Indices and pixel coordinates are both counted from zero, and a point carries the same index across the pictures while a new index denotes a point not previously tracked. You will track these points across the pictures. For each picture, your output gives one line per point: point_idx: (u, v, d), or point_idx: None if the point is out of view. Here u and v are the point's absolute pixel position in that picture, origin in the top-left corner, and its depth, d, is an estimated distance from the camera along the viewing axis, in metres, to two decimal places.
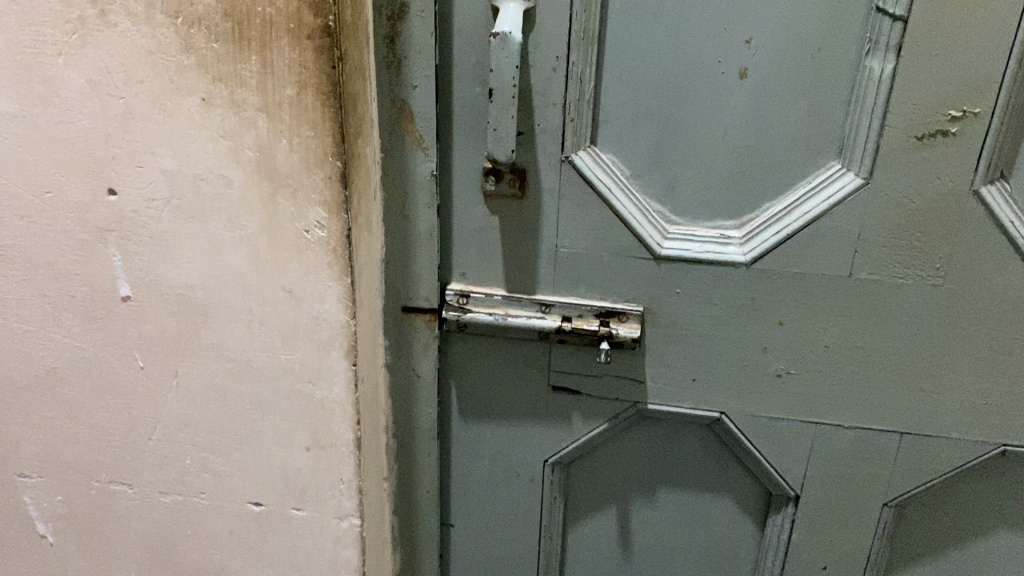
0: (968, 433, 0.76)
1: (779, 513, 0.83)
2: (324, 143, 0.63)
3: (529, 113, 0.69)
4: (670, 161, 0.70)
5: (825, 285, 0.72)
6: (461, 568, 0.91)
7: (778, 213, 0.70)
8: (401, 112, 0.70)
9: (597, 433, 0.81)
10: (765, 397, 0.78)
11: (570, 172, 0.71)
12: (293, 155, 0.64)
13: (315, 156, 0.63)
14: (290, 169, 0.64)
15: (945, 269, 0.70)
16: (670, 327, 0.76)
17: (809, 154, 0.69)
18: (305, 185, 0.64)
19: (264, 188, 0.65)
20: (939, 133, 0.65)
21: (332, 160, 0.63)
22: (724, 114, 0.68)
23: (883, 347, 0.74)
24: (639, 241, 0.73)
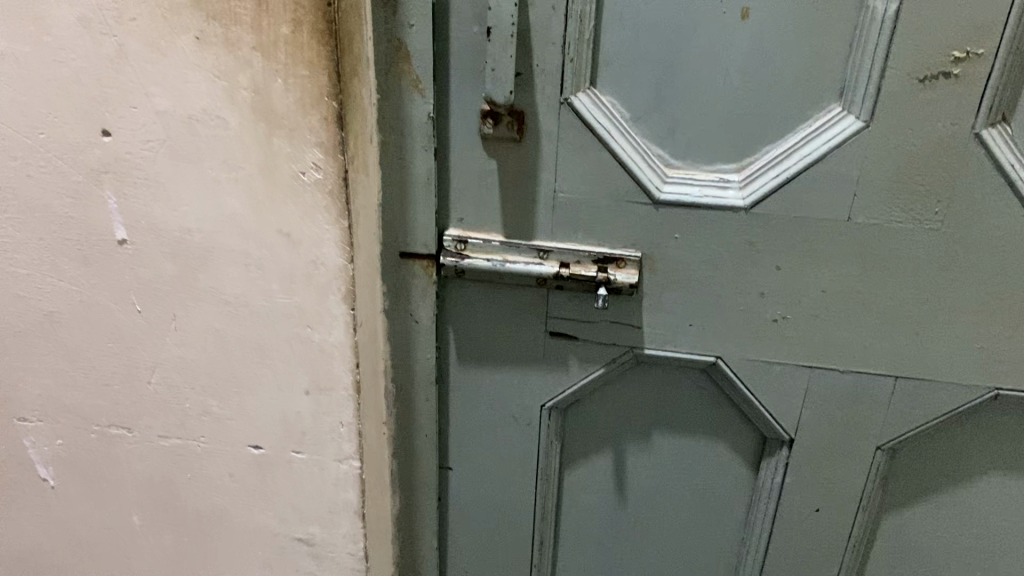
0: (962, 378, 0.77)
1: (773, 457, 0.84)
2: (319, 83, 0.62)
3: (528, 53, 0.68)
4: (670, 103, 0.70)
5: (825, 230, 0.72)
6: (458, 511, 0.92)
7: (778, 156, 0.70)
8: (396, 52, 0.68)
9: (594, 378, 0.82)
10: (763, 342, 0.78)
11: (569, 115, 0.71)
12: (289, 96, 0.63)
13: (311, 96, 0.63)
14: (286, 110, 0.64)
15: (943, 213, 0.70)
16: (668, 272, 0.76)
17: (810, 96, 0.68)
18: (302, 127, 0.64)
19: (259, 129, 0.64)
20: (942, 74, 0.64)
21: (327, 100, 0.63)
22: (724, 55, 0.67)
23: (880, 292, 0.74)
24: (638, 184, 0.72)
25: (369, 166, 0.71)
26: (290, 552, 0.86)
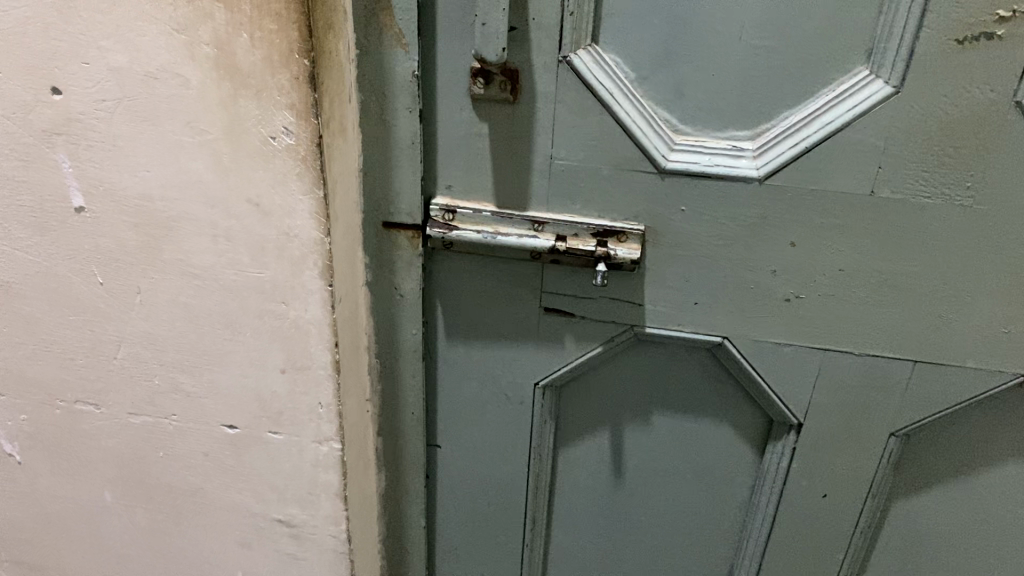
0: (986, 363, 0.71)
1: (780, 440, 0.79)
2: (289, 39, 0.55)
3: (522, 5, 0.62)
4: (680, 63, 0.63)
5: (845, 204, 0.66)
6: (447, 490, 0.87)
7: (798, 122, 0.64)
8: (377, 3, 0.61)
9: (592, 357, 0.77)
10: (773, 322, 0.72)
11: (568, 74, 0.64)
12: (255, 53, 0.56)
13: (280, 53, 0.56)
14: (251, 68, 0.57)
15: (976, 188, 0.63)
16: (673, 246, 0.70)
17: (835, 57, 0.61)
18: (270, 85, 0.57)
19: (223, 89, 0.58)
20: (983, 35, 0.58)
21: (298, 59, 0.56)
22: (740, 10, 0.60)
23: (902, 271, 0.68)
24: (643, 152, 0.66)
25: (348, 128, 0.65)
26: (268, 533, 0.82)
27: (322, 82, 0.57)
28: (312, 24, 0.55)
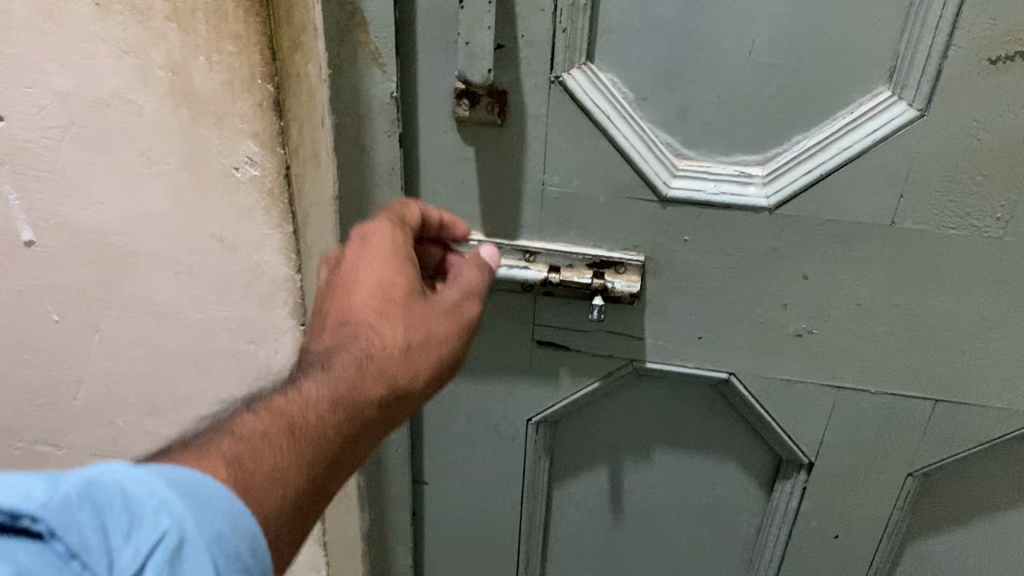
0: (1013, 402, 0.66)
1: (790, 479, 0.74)
2: (250, 63, 0.49)
3: (510, 21, 0.56)
4: (684, 82, 0.58)
5: (864, 235, 0.61)
6: (434, 526, 0.83)
7: (812, 147, 0.58)
8: (351, 18, 0.56)
9: (588, 392, 0.72)
10: (783, 358, 0.67)
11: (561, 95, 0.59)
12: (213, 77, 0.50)
13: (241, 77, 0.50)
14: (211, 93, 0.51)
15: (1007, 219, 0.58)
16: (675, 278, 0.65)
17: (854, 75, 0.56)
18: (231, 113, 0.51)
19: (181, 116, 0.52)
20: (1019, 55, 0.52)
21: (262, 84, 0.50)
22: (751, 26, 0.55)
23: (923, 305, 0.63)
24: (642, 178, 0.61)
25: (322, 156, 0.59)
26: None
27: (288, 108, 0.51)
28: (276, 45, 0.49)
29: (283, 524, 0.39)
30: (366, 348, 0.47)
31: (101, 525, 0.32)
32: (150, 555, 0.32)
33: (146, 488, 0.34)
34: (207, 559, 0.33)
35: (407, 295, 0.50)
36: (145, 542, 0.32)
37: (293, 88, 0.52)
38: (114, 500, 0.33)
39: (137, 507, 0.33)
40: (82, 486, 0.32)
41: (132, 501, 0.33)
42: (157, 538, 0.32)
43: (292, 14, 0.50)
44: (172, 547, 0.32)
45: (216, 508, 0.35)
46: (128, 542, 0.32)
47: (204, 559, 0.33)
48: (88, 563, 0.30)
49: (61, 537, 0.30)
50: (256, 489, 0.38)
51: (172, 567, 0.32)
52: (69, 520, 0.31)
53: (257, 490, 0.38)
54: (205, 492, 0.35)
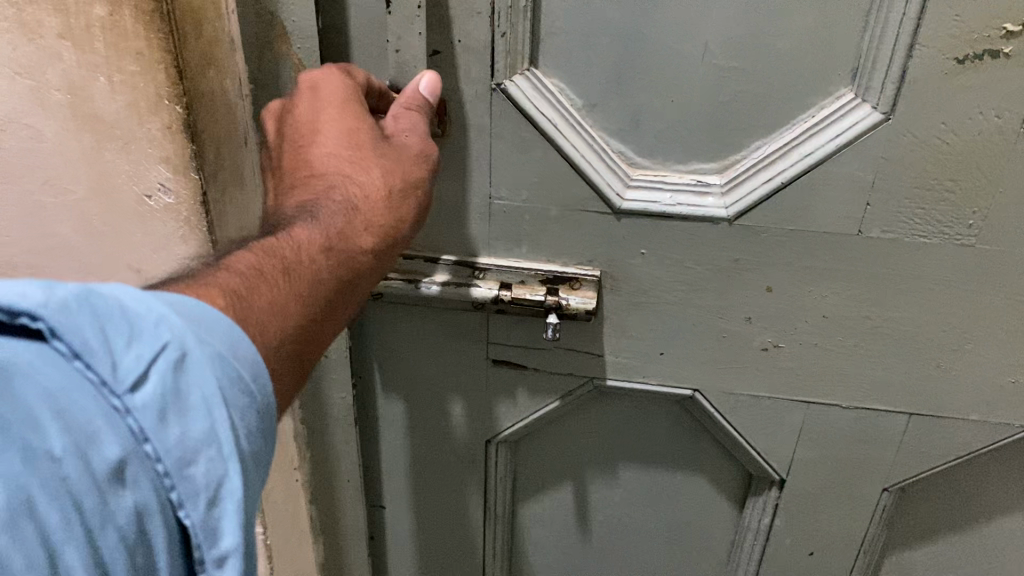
0: (990, 417, 0.63)
1: (761, 497, 0.71)
2: (155, 82, 0.46)
3: (445, 25, 0.52)
4: (635, 88, 0.54)
5: (829, 246, 0.57)
6: (394, 549, 0.80)
7: (771, 154, 0.55)
8: (270, 30, 0.52)
9: (548, 411, 0.68)
10: (749, 374, 0.64)
11: (503, 103, 0.55)
12: (116, 99, 0.47)
13: (147, 97, 0.46)
14: (115, 116, 0.48)
15: (979, 226, 0.55)
16: (633, 293, 0.61)
17: (814, 77, 0.52)
18: (139, 137, 0.48)
19: (84, 139, 0.49)
20: (988, 54, 0.49)
21: (169, 105, 0.46)
22: (701, 25, 0.51)
23: (894, 317, 0.60)
24: (594, 190, 0.57)
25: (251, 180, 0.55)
26: None
27: (202, 128, 0.48)
28: (182, 63, 0.45)
29: (284, 357, 0.39)
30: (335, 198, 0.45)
31: (103, 330, 0.30)
32: (154, 364, 0.31)
33: (145, 304, 0.32)
34: (211, 375, 0.32)
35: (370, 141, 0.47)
36: (148, 351, 0.31)
37: (207, 107, 0.48)
38: (114, 311, 0.31)
39: (134, 318, 0.31)
40: (79, 295, 0.31)
41: (130, 314, 0.31)
42: (158, 350, 0.31)
43: (200, 27, 0.46)
44: (175, 359, 0.31)
45: (215, 329, 0.34)
46: (131, 348, 0.31)
47: (207, 375, 0.32)
48: (92, 364, 0.29)
49: (63, 337, 0.29)
50: (254, 320, 0.37)
51: (175, 380, 0.31)
52: (73, 321, 0.30)
53: (256, 323, 0.37)
54: (204, 314, 0.34)
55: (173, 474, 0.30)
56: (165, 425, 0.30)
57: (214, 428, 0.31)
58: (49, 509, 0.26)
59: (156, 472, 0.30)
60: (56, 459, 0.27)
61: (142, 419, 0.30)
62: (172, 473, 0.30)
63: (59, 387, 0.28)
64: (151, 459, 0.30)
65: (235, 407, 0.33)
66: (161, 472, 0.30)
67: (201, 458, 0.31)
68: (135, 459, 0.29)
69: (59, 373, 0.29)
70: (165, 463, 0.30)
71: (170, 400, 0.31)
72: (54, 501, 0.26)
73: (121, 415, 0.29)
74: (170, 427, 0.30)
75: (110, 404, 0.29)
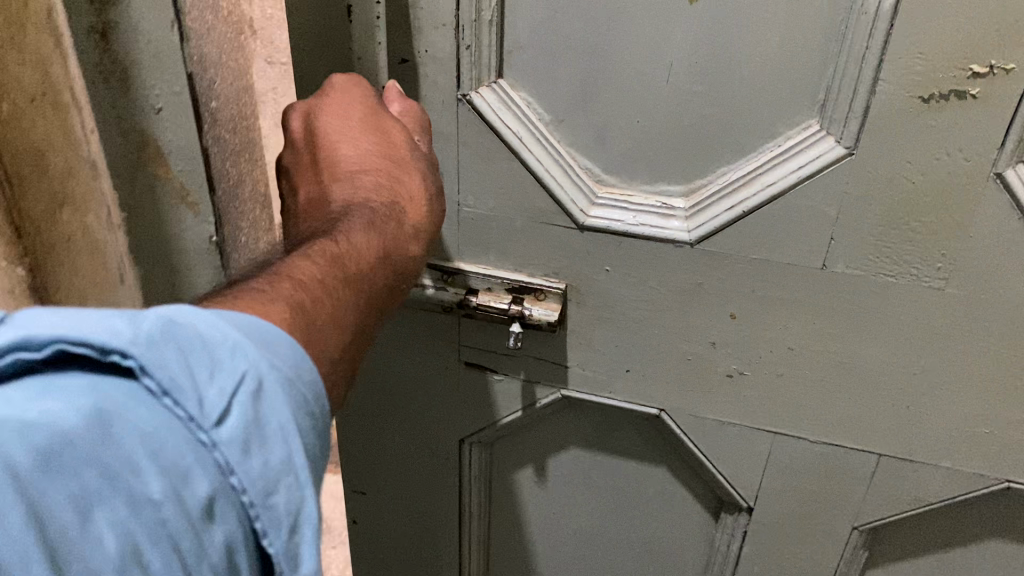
0: (963, 464, 0.61)
1: (729, 522, 0.71)
2: None
3: (412, 35, 0.54)
4: (601, 107, 0.54)
5: (793, 277, 0.56)
6: (376, 533, 0.83)
7: (735, 182, 0.54)
8: None
9: (516, 418, 0.69)
10: (714, 399, 0.63)
11: (470, 113, 0.56)
12: None
13: None
14: None
15: (947, 269, 0.53)
16: (598, 308, 0.61)
17: (780, 108, 0.51)
18: None
19: None
20: (954, 94, 0.47)
21: None
22: (665, 49, 0.50)
23: (861, 355, 0.58)
24: (558, 206, 0.57)
25: None
26: None
27: None
28: None
29: (340, 371, 0.39)
30: (380, 194, 0.47)
31: (187, 363, 0.31)
32: (234, 399, 0.32)
33: (218, 333, 0.33)
34: (285, 405, 0.33)
35: (402, 143, 0.50)
36: (227, 383, 0.32)
37: None
38: (192, 344, 0.32)
39: (214, 349, 0.32)
40: (161, 328, 0.32)
41: (209, 345, 0.32)
42: (238, 383, 0.32)
43: None
44: (252, 391, 0.32)
45: (284, 352, 0.35)
46: (213, 380, 0.32)
47: (282, 404, 0.33)
48: (180, 401, 0.31)
49: (152, 374, 0.30)
50: (314, 334, 0.37)
51: (254, 413, 0.32)
52: (160, 358, 0.31)
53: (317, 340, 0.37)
54: (271, 337, 0.35)
55: (256, 505, 0.32)
56: (248, 457, 0.32)
57: (290, 457, 0.33)
58: (153, 555, 0.29)
59: (241, 503, 0.31)
60: (155, 502, 0.29)
61: (227, 453, 0.31)
62: (256, 503, 0.32)
63: (153, 430, 0.29)
64: (235, 491, 0.31)
65: (304, 430, 0.35)
66: (245, 502, 0.31)
67: (280, 487, 0.32)
68: (222, 495, 0.31)
69: (150, 415, 0.30)
70: (248, 495, 0.31)
71: (250, 431, 0.32)
72: (156, 548, 0.29)
73: (208, 450, 0.31)
74: (252, 457, 0.32)
75: (196, 438, 0.31)
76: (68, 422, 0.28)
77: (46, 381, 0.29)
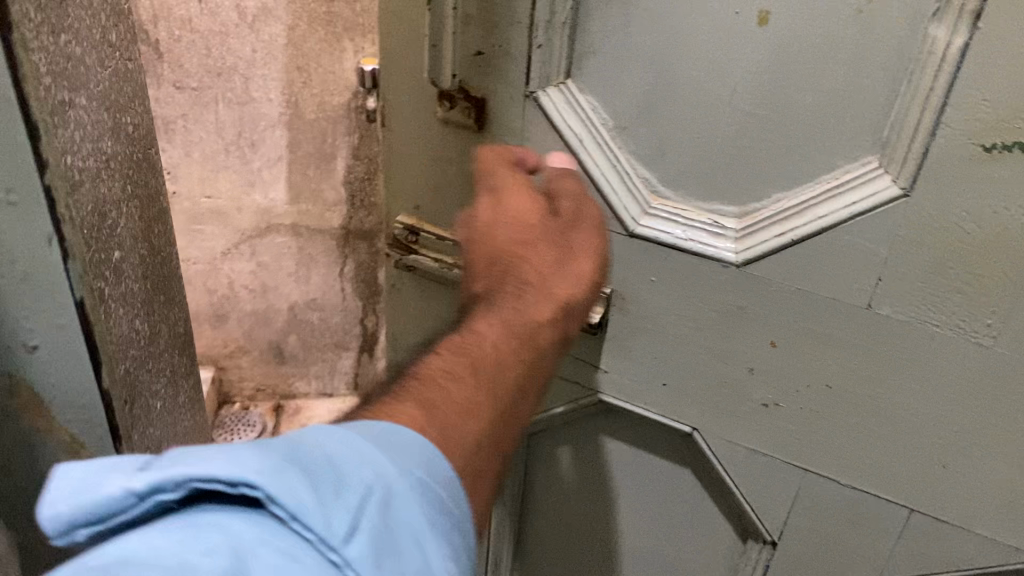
0: (998, 535, 0.60)
1: (754, 553, 0.73)
2: None
3: (493, 22, 0.58)
4: (663, 117, 0.56)
5: (835, 315, 0.58)
6: None
7: (787, 209, 0.56)
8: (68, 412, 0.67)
9: (561, 415, 0.75)
10: (750, 424, 0.66)
11: (538, 106, 0.60)
12: None
13: None
14: None
15: (997, 327, 0.53)
16: (638, 318, 0.65)
17: (843, 140, 0.52)
18: None
19: None
20: (1016, 146, 0.47)
21: None
22: (730, 68, 0.52)
23: (898, 405, 0.59)
24: (612, 212, 0.61)
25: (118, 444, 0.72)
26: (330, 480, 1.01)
27: None
28: None
29: (486, 453, 0.43)
30: (550, 278, 0.52)
31: (313, 484, 0.34)
32: (360, 509, 0.35)
33: (346, 453, 0.37)
34: (416, 512, 0.36)
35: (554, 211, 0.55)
36: (355, 499, 0.35)
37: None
38: (320, 463, 0.36)
39: (340, 464, 0.36)
40: (286, 448, 0.35)
41: (337, 462, 0.36)
42: (364, 495, 0.35)
43: None
44: (377, 501, 0.36)
45: (409, 453, 0.38)
46: (338, 496, 0.35)
47: (414, 512, 0.36)
48: (308, 524, 0.33)
49: (281, 503, 0.33)
50: (449, 426, 0.42)
51: (381, 523, 0.35)
52: (290, 486, 0.33)
53: (449, 423, 0.42)
54: (405, 442, 0.39)
55: None
56: (381, 563, 0.34)
57: (427, 560, 0.35)
58: None
59: None
60: None
61: (360, 568, 0.33)
62: None
63: (295, 562, 0.31)
64: None
65: (438, 525, 0.37)
66: None
67: None
68: None
69: (278, 549, 0.32)
70: None
71: (375, 539, 0.34)
72: None
73: (342, 568, 0.33)
74: (379, 564, 0.34)
75: (328, 557, 0.32)
76: (211, 564, 0.30)
77: (186, 520, 0.32)
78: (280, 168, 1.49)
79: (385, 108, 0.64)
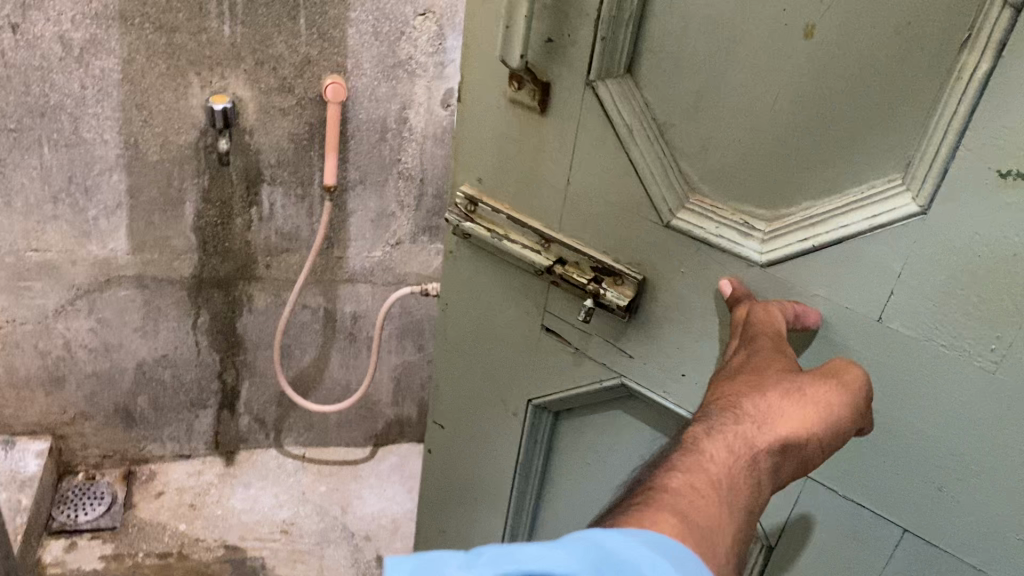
0: (986, 568, 0.60)
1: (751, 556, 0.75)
2: None
3: (563, 19, 0.61)
4: (709, 118, 0.59)
5: (851, 324, 0.58)
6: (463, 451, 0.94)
7: (814, 217, 0.57)
8: None
9: (582, 392, 0.77)
10: None
11: (592, 99, 0.62)
12: None
13: None
14: None
15: (1001, 354, 0.53)
16: (666, 307, 0.67)
17: (871, 156, 0.53)
18: None
19: None
20: None
21: None
22: (775, 76, 0.54)
23: (903, 419, 0.59)
24: (649, 199, 0.63)
25: None
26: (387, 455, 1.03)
27: None
28: None
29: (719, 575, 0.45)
30: (775, 407, 0.54)
31: None
32: None
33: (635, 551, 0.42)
34: None
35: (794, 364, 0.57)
36: None
37: None
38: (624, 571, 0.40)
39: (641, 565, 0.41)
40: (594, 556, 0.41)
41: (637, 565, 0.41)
42: None
43: None
44: None
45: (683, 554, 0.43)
46: None
47: None
48: None
49: None
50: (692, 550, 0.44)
51: None
52: None
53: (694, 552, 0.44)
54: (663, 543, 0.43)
55: None
56: None
57: None
58: None
59: None
60: None
61: None
62: None
63: None
64: None
65: None
66: None
67: None
68: None
69: None
70: None
71: None
72: None
73: None
74: None
75: None
76: None
77: None
78: (119, 216, 1.34)
79: (463, 85, 0.71)
